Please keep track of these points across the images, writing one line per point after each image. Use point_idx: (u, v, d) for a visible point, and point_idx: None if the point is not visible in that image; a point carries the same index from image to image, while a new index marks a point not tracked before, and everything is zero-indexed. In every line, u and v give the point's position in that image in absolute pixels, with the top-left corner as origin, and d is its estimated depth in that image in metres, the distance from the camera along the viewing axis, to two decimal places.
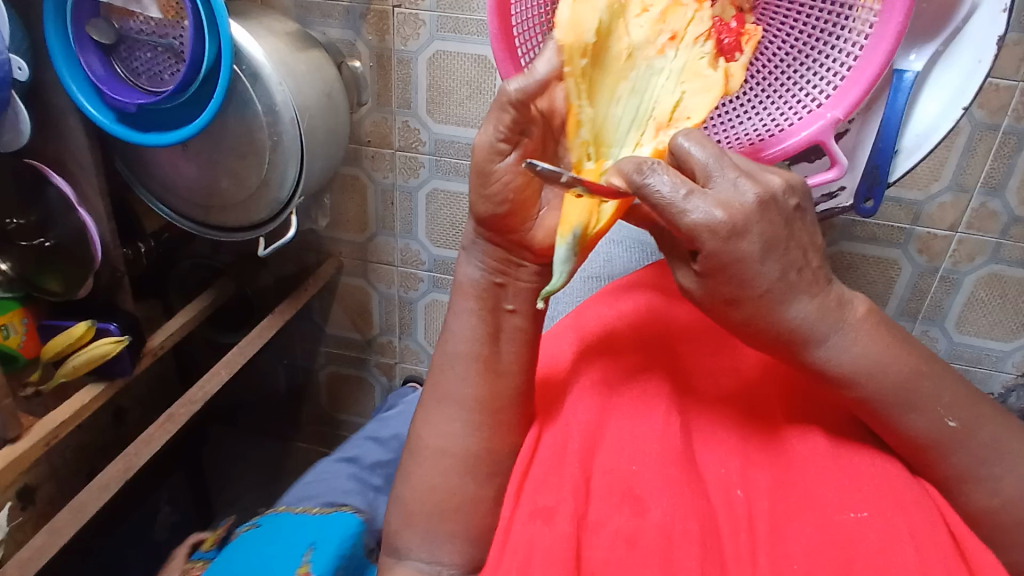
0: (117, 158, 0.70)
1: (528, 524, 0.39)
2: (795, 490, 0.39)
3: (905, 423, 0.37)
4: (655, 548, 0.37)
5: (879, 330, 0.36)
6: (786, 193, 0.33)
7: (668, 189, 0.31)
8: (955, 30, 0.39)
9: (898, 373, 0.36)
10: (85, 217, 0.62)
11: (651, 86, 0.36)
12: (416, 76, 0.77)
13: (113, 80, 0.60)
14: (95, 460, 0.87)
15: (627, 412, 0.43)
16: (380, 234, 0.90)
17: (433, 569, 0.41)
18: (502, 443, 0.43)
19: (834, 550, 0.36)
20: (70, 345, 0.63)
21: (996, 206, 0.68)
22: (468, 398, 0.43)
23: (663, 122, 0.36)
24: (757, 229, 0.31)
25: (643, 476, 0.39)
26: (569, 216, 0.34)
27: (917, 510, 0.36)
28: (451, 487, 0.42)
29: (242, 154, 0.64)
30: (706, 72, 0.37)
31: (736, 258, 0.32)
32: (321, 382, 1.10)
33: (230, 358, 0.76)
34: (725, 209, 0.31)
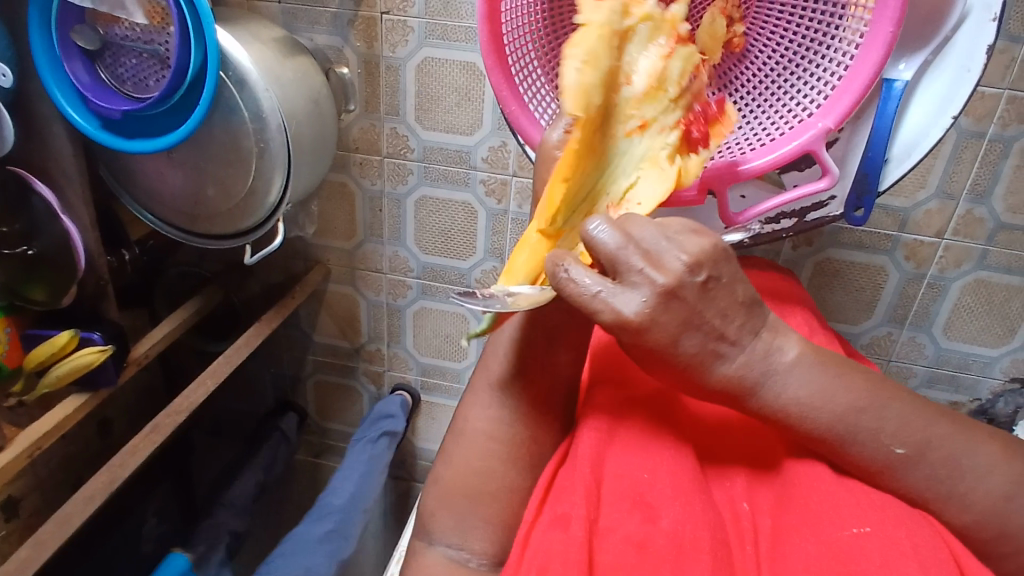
0: (101, 165, 0.69)
1: (549, 530, 0.38)
2: (801, 503, 0.37)
3: (851, 453, 0.38)
4: (666, 555, 0.35)
5: (817, 371, 0.38)
6: (694, 272, 0.35)
7: (586, 288, 0.34)
8: (944, 40, 0.42)
9: (847, 401, 0.38)
10: (70, 226, 0.61)
11: (614, 168, 0.39)
12: (405, 83, 0.77)
13: (98, 87, 0.59)
14: (81, 472, 0.85)
15: (640, 422, 0.42)
16: (368, 241, 0.90)
17: (461, 557, 0.42)
18: (541, 436, 0.45)
19: (835, 564, 0.33)
20: (53, 354, 0.62)
21: (981, 213, 0.69)
22: (516, 382, 0.46)
23: (619, 202, 0.39)
24: (664, 319, 0.35)
25: (654, 483, 0.38)
26: (522, 271, 0.37)
27: (917, 529, 0.35)
28: (491, 470, 0.43)
29: (228, 162, 0.64)
30: (664, 164, 0.40)
31: (655, 340, 0.36)
32: (309, 390, 1.09)
33: (215, 367, 0.75)
34: (630, 306, 0.35)
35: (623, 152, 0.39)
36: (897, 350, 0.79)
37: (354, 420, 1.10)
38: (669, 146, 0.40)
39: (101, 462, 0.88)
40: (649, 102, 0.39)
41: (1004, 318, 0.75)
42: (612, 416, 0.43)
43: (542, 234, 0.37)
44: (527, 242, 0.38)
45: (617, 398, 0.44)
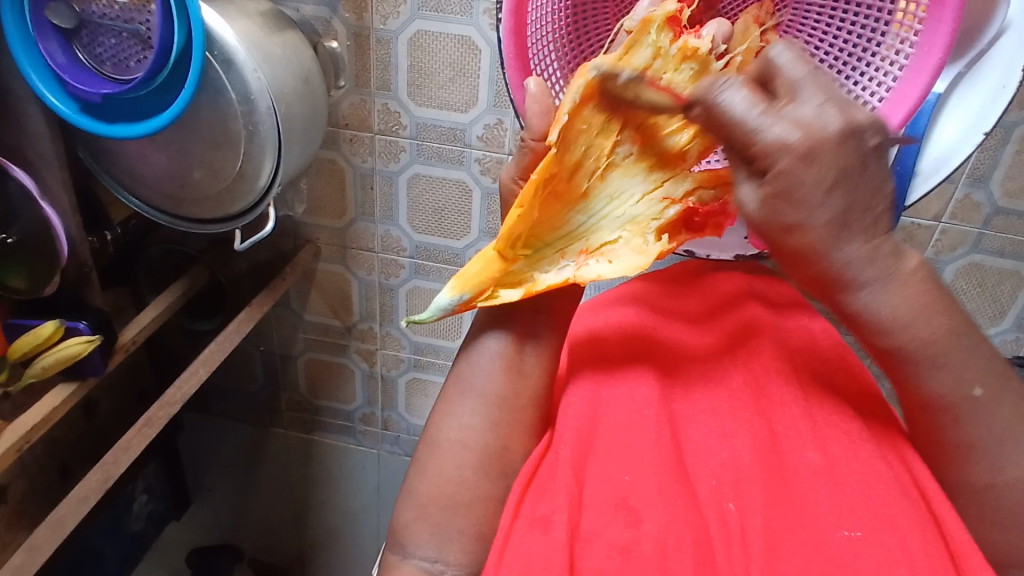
0: (80, 146, 0.67)
1: (528, 534, 0.39)
2: (789, 506, 0.38)
3: (930, 382, 0.37)
4: (650, 559, 0.36)
5: (926, 287, 0.36)
6: (869, 130, 0.33)
7: (740, 108, 0.34)
8: (980, 52, 0.42)
9: (937, 328, 0.36)
10: (49, 211, 0.59)
11: (605, 213, 0.42)
12: (397, 57, 0.74)
13: (75, 68, 0.56)
14: (68, 455, 0.84)
15: (620, 416, 0.43)
16: (359, 220, 0.88)
17: (435, 568, 0.41)
18: (517, 444, 0.44)
19: (830, 569, 0.35)
20: (38, 346, 0.60)
21: (979, 197, 0.69)
22: (491, 394, 0.44)
23: (591, 251, 0.42)
24: (830, 156, 0.33)
25: (637, 487, 0.39)
26: (468, 280, 0.41)
27: (908, 530, 0.36)
28: (466, 482, 0.43)
29: (216, 143, 0.61)
30: (649, 234, 0.42)
31: (803, 182, 0.33)
32: (299, 369, 1.08)
33: (207, 356, 0.74)
34: (803, 130, 0.33)
35: (607, 206, 0.42)
36: None
37: (345, 398, 1.09)
38: (661, 219, 0.42)
39: (87, 444, 0.87)
40: (657, 169, 0.42)
41: (994, 300, 0.75)
42: (589, 412, 0.43)
43: (497, 253, 0.41)
44: (484, 254, 0.42)
45: (596, 392, 0.44)
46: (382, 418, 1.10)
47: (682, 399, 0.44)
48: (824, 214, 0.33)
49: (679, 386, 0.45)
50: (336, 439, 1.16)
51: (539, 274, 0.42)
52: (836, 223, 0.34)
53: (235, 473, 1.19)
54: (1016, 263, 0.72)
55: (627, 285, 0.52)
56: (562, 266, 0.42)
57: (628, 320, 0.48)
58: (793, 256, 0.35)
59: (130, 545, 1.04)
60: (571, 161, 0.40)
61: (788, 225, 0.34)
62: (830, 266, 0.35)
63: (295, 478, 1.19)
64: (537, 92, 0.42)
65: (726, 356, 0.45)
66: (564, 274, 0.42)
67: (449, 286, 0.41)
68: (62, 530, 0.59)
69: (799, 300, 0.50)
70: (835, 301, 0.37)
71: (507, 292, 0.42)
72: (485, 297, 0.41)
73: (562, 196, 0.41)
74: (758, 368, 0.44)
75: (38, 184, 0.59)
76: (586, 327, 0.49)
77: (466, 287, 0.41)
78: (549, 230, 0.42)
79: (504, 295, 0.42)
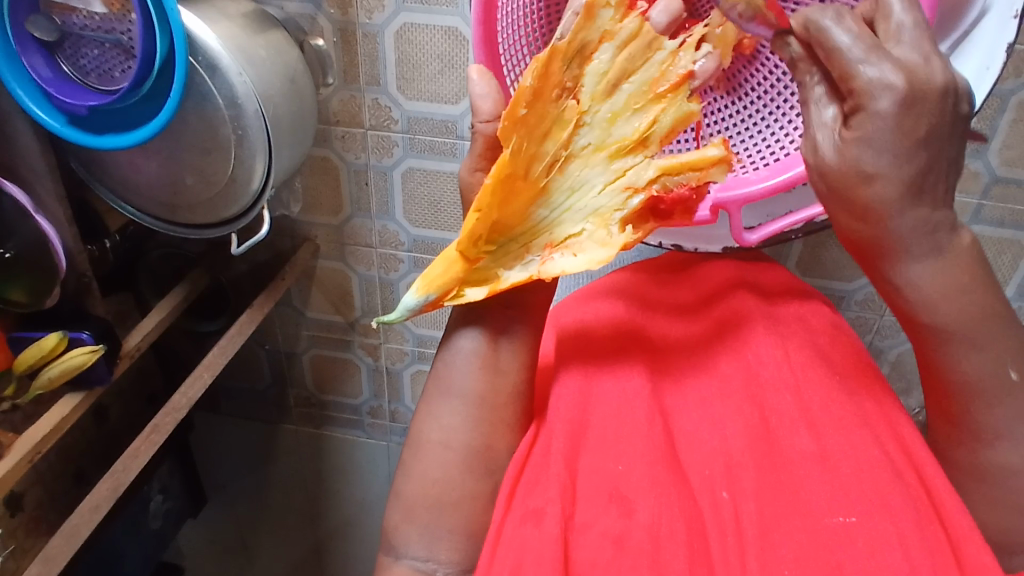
0: (72, 158, 0.67)
1: (520, 527, 0.39)
2: (781, 491, 0.39)
3: (959, 361, 0.41)
4: (643, 549, 0.38)
5: (971, 262, 0.40)
6: (947, 91, 0.36)
7: (841, 40, 0.36)
8: (964, 33, 0.42)
9: (971, 304, 0.39)
10: (44, 223, 0.60)
11: (569, 204, 0.42)
12: (383, 51, 0.73)
13: (60, 80, 0.56)
14: (83, 462, 0.86)
15: (611, 406, 0.44)
16: (355, 216, 0.88)
17: (427, 567, 0.42)
18: (500, 442, 0.44)
19: (823, 555, 0.36)
20: (42, 358, 0.61)
21: (977, 167, 0.68)
22: (470, 393, 0.44)
23: (555, 245, 0.42)
24: (918, 113, 0.36)
25: (629, 477, 0.40)
26: (434, 280, 0.41)
27: (903, 514, 0.37)
28: (451, 482, 0.43)
29: (206, 150, 0.62)
30: (613, 226, 0.41)
31: (886, 124, 0.36)
32: (306, 366, 1.08)
33: (210, 360, 0.74)
34: (904, 76, 0.35)
35: (568, 198, 0.42)
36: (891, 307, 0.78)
37: (353, 392, 1.10)
38: (625, 210, 0.41)
39: (100, 448, 0.88)
40: (619, 158, 0.42)
41: (995, 269, 0.74)
42: (580, 404, 0.44)
43: (459, 254, 0.41)
44: (448, 255, 0.42)
45: (586, 384, 0.45)
46: (390, 411, 1.11)
47: (675, 388, 0.45)
48: (896, 166, 0.36)
49: (670, 374, 0.46)
50: (345, 432, 1.16)
51: (504, 272, 0.42)
52: (908, 187, 0.37)
53: (248, 469, 1.21)
54: (1015, 232, 0.71)
55: (612, 277, 0.53)
56: (528, 262, 0.42)
57: (618, 312, 0.48)
58: (862, 215, 0.38)
59: (151, 544, 1.05)
60: (525, 153, 0.40)
61: (866, 173, 0.37)
62: (889, 232, 0.38)
63: (307, 473, 1.20)
64: (479, 79, 0.44)
65: (717, 343, 0.46)
66: (529, 270, 0.42)
67: (415, 286, 0.42)
68: (76, 540, 0.60)
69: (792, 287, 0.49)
70: (880, 271, 0.40)
71: (473, 290, 0.42)
72: (451, 296, 0.42)
73: (522, 191, 0.41)
74: (752, 358, 0.44)
75: (32, 199, 0.60)
76: (575, 317, 0.49)
77: (431, 287, 0.41)
78: (512, 228, 0.41)
79: (470, 294, 0.42)
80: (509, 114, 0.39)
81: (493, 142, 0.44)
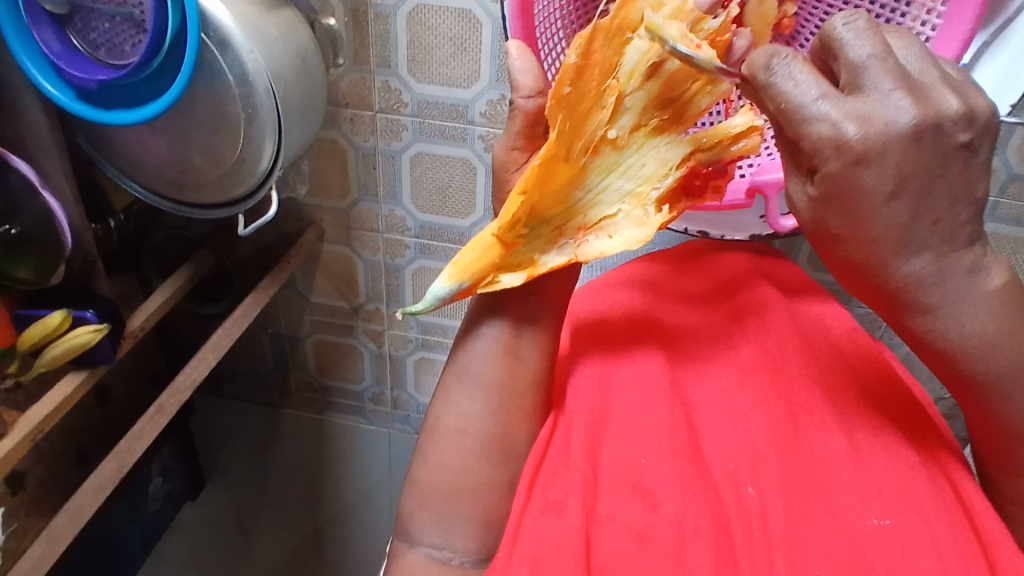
0: (79, 134, 0.66)
1: (541, 518, 0.39)
2: (810, 489, 0.39)
3: (1003, 410, 0.37)
4: (667, 545, 0.37)
5: (1006, 310, 0.35)
6: (957, 121, 0.32)
7: (792, 91, 0.32)
8: (1007, 20, 0.40)
9: (1007, 357, 0.35)
10: (50, 201, 0.59)
11: (603, 186, 0.42)
12: (396, 32, 0.72)
13: (70, 55, 0.55)
14: (85, 441, 0.85)
15: (631, 397, 0.43)
16: (363, 200, 0.87)
17: (443, 555, 0.42)
18: (518, 428, 0.43)
19: (857, 556, 0.36)
20: (46, 336, 0.60)
21: (995, 164, 0.67)
22: (488, 379, 0.44)
23: (590, 227, 0.42)
24: (893, 156, 0.31)
25: (651, 470, 0.40)
26: (467, 268, 0.40)
27: (935, 516, 0.37)
28: (466, 468, 0.43)
29: (215, 128, 0.61)
30: (648, 207, 0.41)
31: (851, 185, 0.32)
32: (308, 351, 1.07)
33: (215, 341, 0.74)
34: (859, 124, 0.31)
35: (605, 178, 0.41)
36: None
37: (355, 378, 1.09)
38: (662, 188, 0.41)
39: (102, 429, 0.88)
40: (655, 134, 0.41)
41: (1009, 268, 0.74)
42: (600, 393, 0.44)
43: (495, 238, 0.41)
44: (480, 241, 0.41)
45: (605, 372, 0.45)
46: (392, 397, 1.10)
47: (692, 378, 0.45)
48: (884, 223, 0.32)
49: (688, 364, 0.45)
50: (347, 419, 1.16)
51: (539, 255, 0.42)
52: (901, 233, 0.32)
53: (249, 453, 1.20)
54: None
55: (631, 266, 0.52)
56: (563, 246, 0.42)
57: (632, 303, 0.48)
58: (851, 264, 0.35)
59: (150, 525, 1.07)
60: (564, 134, 0.40)
61: (835, 233, 0.34)
62: (891, 278, 0.34)
63: (307, 457, 1.20)
64: (518, 53, 0.42)
65: (738, 330, 0.46)
66: (566, 254, 0.41)
67: (446, 273, 0.41)
68: (80, 520, 0.60)
69: (807, 283, 0.50)
70: (900, 316, 0.36)
71: (508, 277, 0.41)
72: (485, 283, 0.41)
73: (562, 173, 0.41)
74: (773, 347, 0.44)
75: (39, 174, 0.59)
76: (592, 306, 0.48)
77: (465, 275, 0.40)
78: (548, 210, 0.41)
79: (505, 279, 0.41)
80: (553, 94, 0.39)
81: (534, 118, 0.43)
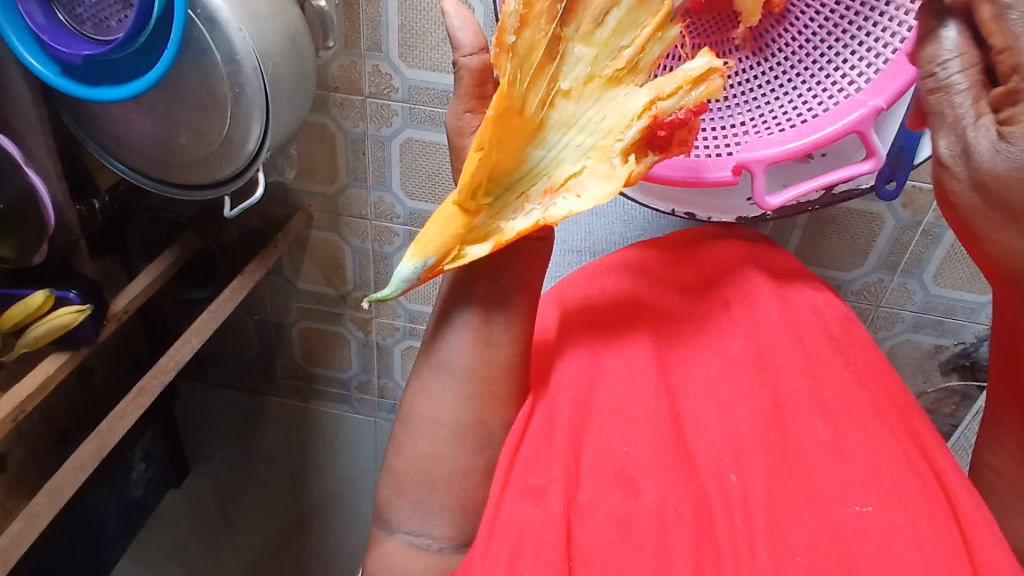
0: (63, 111, 0.65)
1: (519, 503, 0.39)
2: (795, 478, 0.39)
3: None
4: (646, 531, 0.37)
5: None
6: None
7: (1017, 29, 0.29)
8: None
9: None
10: (33, 176, 0.57)
11: (561, 145, 0.40)
12: (387, 16, 0.71)
13: (55, 28, 0.54)
14: (66, 424, 0.84)
15: (616, 383, 0.43)
16: (352, 186, 0.86)
17: (422, 542, 0.42)
18: (492, 416, 0.44)
19: (840, 545, 0.36)
20: (27, 316, 0.59)
21: None
22: (461, 368, 0.44)
23: (556, 188, 0.39)
24: None
25: (634, 457, 0.40)
26: (431, 242, 0.39)
27: (919, 507, 0.37)
28: (440, 458, 0.43)
29: (203, 106, 0.60)
30: (614, 159, 0.39)
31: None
32: (294, 338, 1.07)
33: (199, 324, 0.73)
34: None
35: (563, 136, 0.39)
36: (887, 297, 0.78)
37: (342, 366, 1.08)
38: (625, 140, 0.39)
39: (85, 412, 0.87)
40: (610, 88, 0.40)
41: None
42: (586, 380, 0.43)
43: (458, 207, 0.39)
44: (443, 213, 0.39)
45: (593, 360, 0.45)
46: (378, 386, 1.10)
47: (677, 364, 0.45)
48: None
49: (675, 350, 0.46)
50: (334, 406, 1.15)
51: (506, 222, 0.39)
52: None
53: (234, 440, 1.20)
54: None
55: (624, 253, 0.53)
56: (529, 209, 0.39)
57: (624, 287, 0.48)
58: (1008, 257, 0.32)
59: (132, 510, 1.06)
60: (518, 87, 0.38)
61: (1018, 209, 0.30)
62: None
63: (293, 447, 1.19)
64: (455, 11, 0.40)
65: (725, 322, 0.46)
66: (532, 218, 0.39)
67: (410, 252, 0.39)
68: (60, 498, 0.59)
69: (797, 271, 0.51)
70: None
71: (475, 248, 0.39)
72: (453, 256, 0.39)
73: (518, 130, 0.39)
74: (761, 335, 0.45)
75: (22, 151, 0.58)
76: (581, 291, 0.49)
77: (429, 251, 0.38)
78: (507, 173, 0.39)
79: (472, 252, 0.39)
80: (498, 43, 0.37)
81: (481, 76, 0.41)
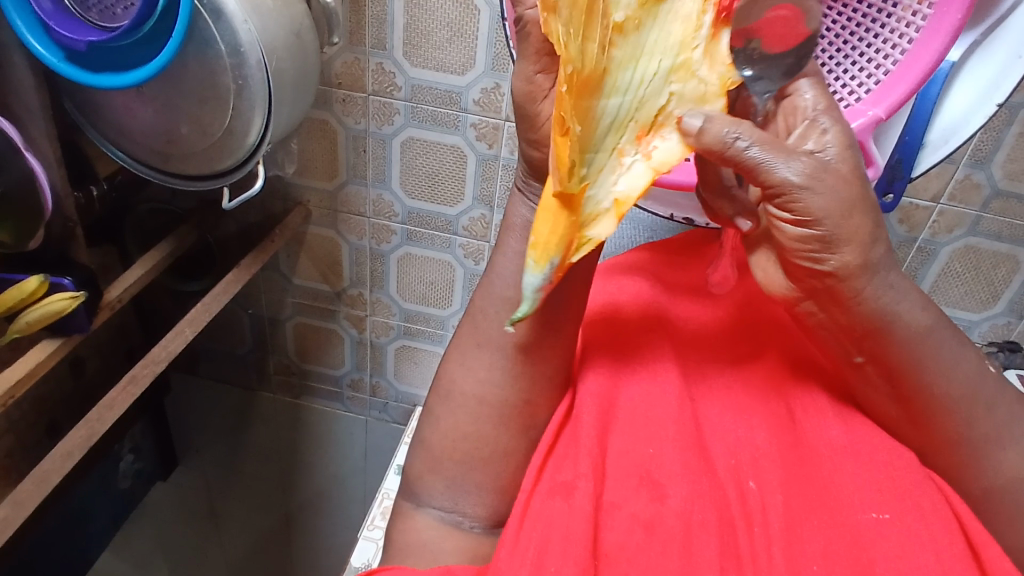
0: (65, 97, 0.64)
1: (548, 500, 0.42)
2: (812, 486, 0.43)
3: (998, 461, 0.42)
4: (672, 535, 0.41)
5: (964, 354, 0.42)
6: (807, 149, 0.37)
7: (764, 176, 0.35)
8: (999, 18, 0.43)
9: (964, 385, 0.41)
10: (33, 162, 0.58)
11: (639, 85, 0.33)
12: (392, 14, 0.71)
13: (61, 14, 0.54)
14: (56, 412, 0.84)
15: (641, 391, 0.46)
16: (351, 183, 0.86)
17: (453, 519, 0.46)
18: (541, 398, 0.46)
19: (856, 551, 0.40)
20: (22, 300, 0.59)
21: (979, 178, 0.66)
22: (513, 345, 0.45)
23: (649, 127, 0.34)
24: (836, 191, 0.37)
25: (658, 460, 0.43)
26: (549, 243, 0.32)
27: (934, 515, 0.40)
28: (485, 437, 0.46)
29: (204, 99, 0.60)
30: (700, 78, 0.34)
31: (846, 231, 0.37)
32: (287, 334, 1.06)
33: (194, 315, 0.73)
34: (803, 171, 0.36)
35: (635, 72, 0.33)
36: None
37: (335, 363, 1.08)
38: (701, 43, 0.34)
39: (74, 402, 0.86)
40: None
41: (990, 283, 0.73)
42: (611, 382, 0.47)
43: (561, 198, 0.32)
44: (544, 209, 0.33)
45: (617, 363, 0.47)
46: (371, 384, 1.09)
47: (697, 371, 0.48)
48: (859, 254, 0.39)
49: (694, 360, 0.49)
50: (325, 404, 1.14)
51: (613, 186, 0.33)
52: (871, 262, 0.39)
53: (222, 435, 1.18)
54: (1011, 246, 0.69)
55: (632, 254, 0.55)
56: (630, 163, 0.34)
57: (643, 290, 0.51)
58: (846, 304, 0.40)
59: (118, 502, 1.05)
60: (573, 45, 0.31)
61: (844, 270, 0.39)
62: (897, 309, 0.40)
63: (281, 444, 1.18)
64: None
65: (738, 332, 0.50)
66: (640, 169, 0.34)
67: (529, 262, 0.33)
68: (46, 486, 0.59)
69: None
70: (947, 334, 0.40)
71: (598, 227, 0.33)
72: (577, 246, 0.33)
73: (588, 84, 0.32)
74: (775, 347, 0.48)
75: (22, 135, 0.57)
76: (604, 294, 0.51)
77: (552, 251, 0.33)
78: (594, 133, 0.33)
79: (595, 232, 0.33)
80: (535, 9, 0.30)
81: None
